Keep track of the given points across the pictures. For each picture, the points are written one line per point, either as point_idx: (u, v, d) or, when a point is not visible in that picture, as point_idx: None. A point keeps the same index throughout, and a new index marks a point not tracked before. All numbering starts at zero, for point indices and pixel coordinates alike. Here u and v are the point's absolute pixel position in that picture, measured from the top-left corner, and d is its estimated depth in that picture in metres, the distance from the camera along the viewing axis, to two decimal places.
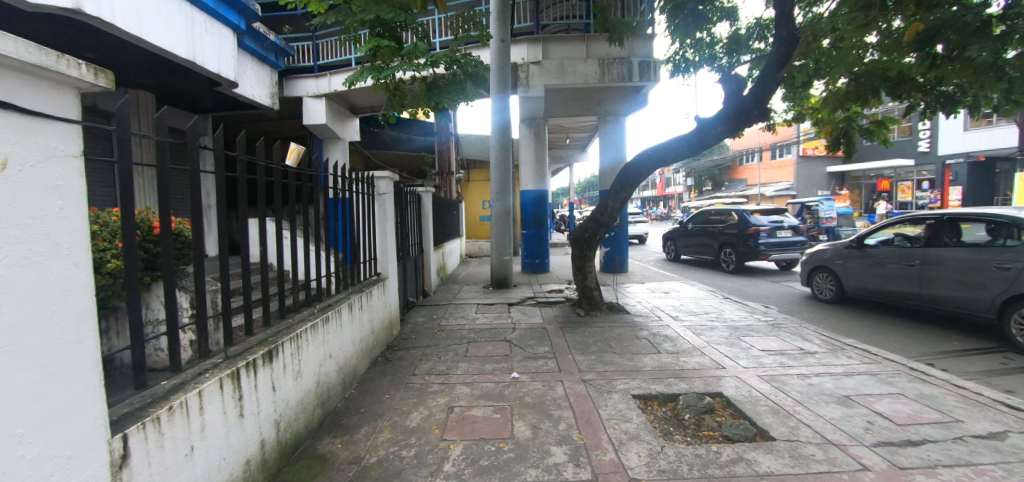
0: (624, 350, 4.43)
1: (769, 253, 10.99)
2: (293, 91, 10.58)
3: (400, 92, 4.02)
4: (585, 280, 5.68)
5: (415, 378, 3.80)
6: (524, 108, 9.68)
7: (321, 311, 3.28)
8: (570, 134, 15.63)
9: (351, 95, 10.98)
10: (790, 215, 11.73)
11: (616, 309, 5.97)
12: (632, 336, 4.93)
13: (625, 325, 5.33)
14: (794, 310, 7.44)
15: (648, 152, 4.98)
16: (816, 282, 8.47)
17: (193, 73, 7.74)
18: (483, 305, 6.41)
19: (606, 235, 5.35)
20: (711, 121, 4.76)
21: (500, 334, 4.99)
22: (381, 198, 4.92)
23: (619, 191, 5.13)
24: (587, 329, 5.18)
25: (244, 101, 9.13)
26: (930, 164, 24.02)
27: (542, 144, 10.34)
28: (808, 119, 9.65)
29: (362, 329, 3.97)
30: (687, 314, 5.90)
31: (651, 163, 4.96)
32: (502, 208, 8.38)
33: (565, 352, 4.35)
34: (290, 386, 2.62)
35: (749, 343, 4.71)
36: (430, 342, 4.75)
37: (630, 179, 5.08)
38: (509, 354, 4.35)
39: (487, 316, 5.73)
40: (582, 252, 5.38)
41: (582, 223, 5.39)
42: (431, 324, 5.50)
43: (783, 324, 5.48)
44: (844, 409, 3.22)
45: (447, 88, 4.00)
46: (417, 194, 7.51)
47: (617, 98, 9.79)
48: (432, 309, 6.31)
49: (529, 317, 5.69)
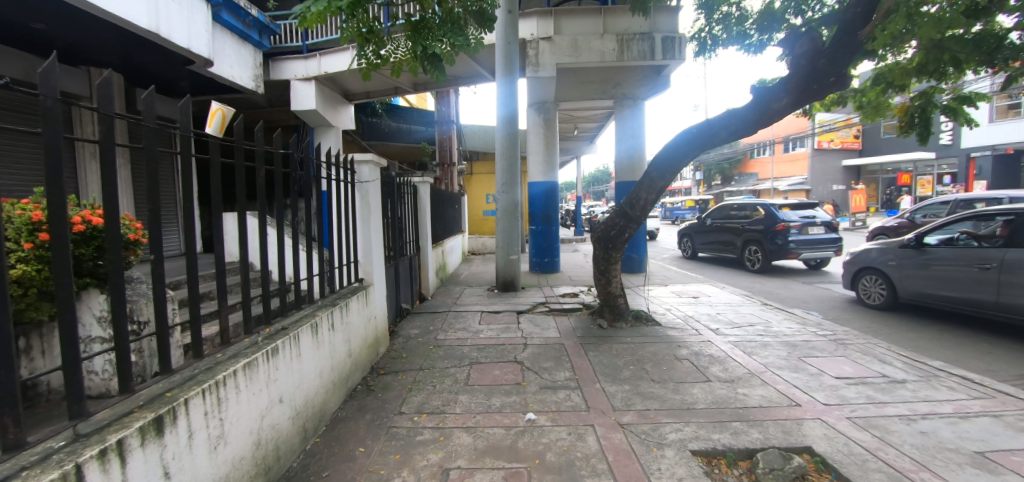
0: (665, 378, 3.54)
1: (800, 252, 10.02)
2: (280, 74, 9.69)
3: (377, 37, 3.16)
4: (609, 285, 4.79)
5: (401, 419, 2.92)
6: (534, 90, 8.70)
7: (269, 340, 2.38)
8: (579, 123, 14.69)
9: (344, 78, 10.04)
10: (821, 210, 10.75)
11: (645, 320, 5.06)
12: (669, 356, 4.04)
13: (659, 341, 4.41)
14: (841, 318, 6.51)
15: (689, 130, 4.05)
16: (861, 286, 7.52)
17: (160, 49, 6.79)
18: (487, 313, 5.53)
19: (637, 232, 4.40)
20: (773, 92, 3.80)
21: (509, 352, 4.11)
22: (364, 188, 3.92)
23: (656, 179, 4.14)
24: (613, 345, 4.29)
25: (222, 81, 8.19)
26: (954, 157, 22.91)
27: (552, 131, 9.36)
28: (849, 104, 8.62)
29: (334, 356, 3.07)
30: (729, 326, 4.99)
31: (696, 144, 4.00)
32: (508, 203, 7.47)
33: (590, 380, 3.47)
34: (201, 463, 1.73)
35: (818, 368, 3.81)
36: (424, 364, 3.88)
37: (670, 166, 4.10)
38: (522, 382, 3.46)
39: (493, 328, 4.84)
40: (607, 252, 4.49)
41: (608, 217, 4.47)
42: (426, 338, 4.63)
43: (847, 340, 4.57)
44: (991, 477, 2.30)
45: (441, 34, 3.07)
46: (413, 186, 6.59)
47: (635, 80, 8.84)
48: (429, 318, 5.40)
49: (542, 329, 4.79)
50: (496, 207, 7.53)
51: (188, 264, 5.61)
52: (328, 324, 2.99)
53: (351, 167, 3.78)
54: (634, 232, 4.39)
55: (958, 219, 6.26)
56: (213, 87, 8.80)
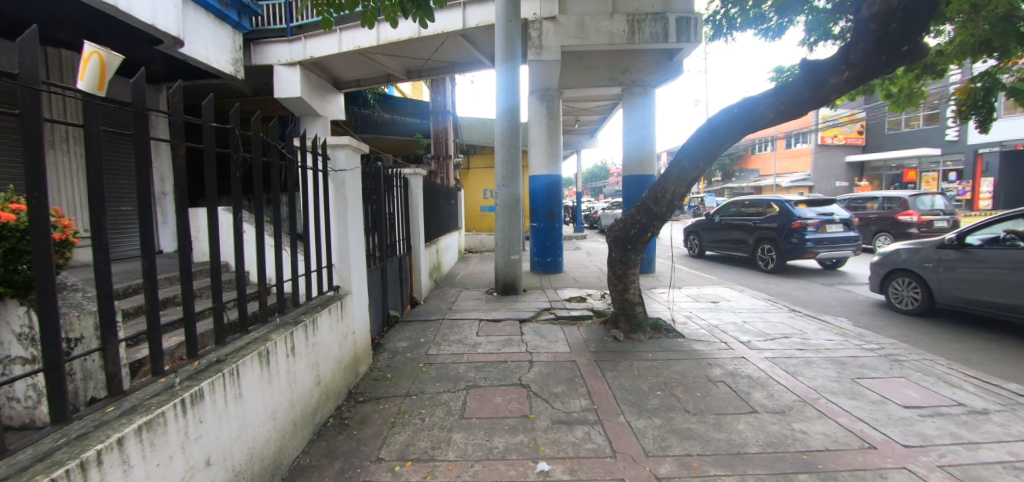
0: (702, 409, 2.94)
1: (817, 251, 9.42)
2: (263, 58, 8.97)
3: None
4: (626, 292, 4.17)
5: (378, 471, 2.29)
6: (535, 77, 8.03)
7: (191, 381, 1.74)
8: (580, 115, 14.04)
9: (331, 63, 9.35)
10: (839, 206, 10.14)
11: (665, 331, 4.47)
12: (701, 377, 3.44)
13: (686, 358, 3.80)
14: (875, 324, 5.93)
15: (725, 110, 3.43)
16: (892, 289, 6.95)
17: (124, 26, 6.07)
18: (486, 322, 4.89)
19: (661, 232, 3.77)
20: (832, 65, 3.18)
21: (511, 373, 3.49)
22: (338, 177, 3.25)
23: (688, 168, 3.50)
24: (633, 363, 3.68)
25: (197, 64, 7.42)
26: (960, 153, 22.49)
27: (556, 121, 8.65)
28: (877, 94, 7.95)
29: (296, 388, 2.45)
30: (760, 338, 4.40)
31: (738, 127, 3.35)
32: (508, 198, 6.83)
33: (613, 413, 2.86)
34: None
35: (880, 395, 3.22)
36: (412, 389, 3.24)
37: (703, 153, 3.46)
38: (531, 414, 2.85)
39: (494, 341, 4.21)
40: (625, 254, 3.89)
41: (628, 214, 3.84)
42: (415, 353, 3.99)
43: (901, 357, 3.97)
44: None
45: None
46: (404, 178, 5.93)
47: (645, 66, 8.22)
48: (419, 327, 4.76)
49: (550, 342, 4.16)
50: (495, 202, 6.89)
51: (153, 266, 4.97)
52: (286, 349, 2.34)
53: (322, 152, 3.11)
54: (658, 230, 3.76)
55: (1003, 216, 5.66)
56: (188, 71, 8.07)
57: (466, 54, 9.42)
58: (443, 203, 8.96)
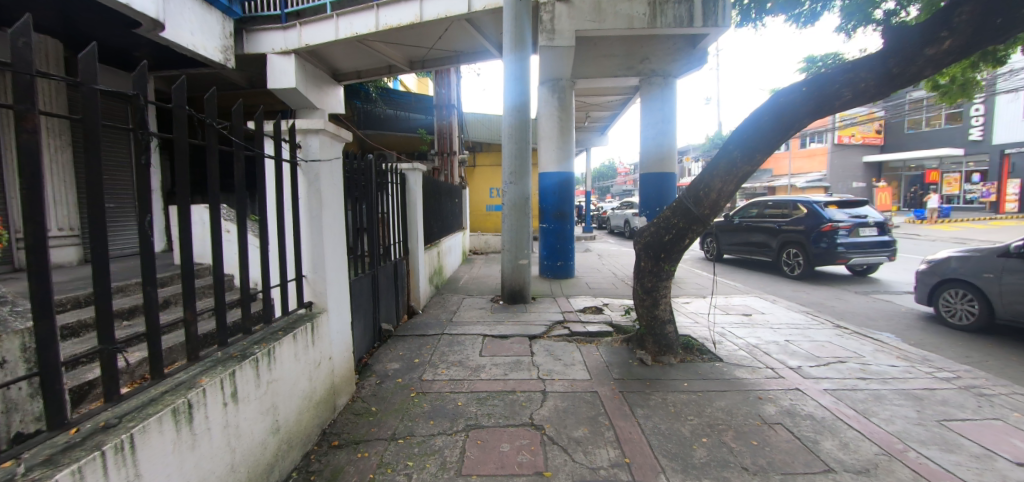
0: (765, 464, 2.31)
1: (849, 257, 8.70)
2: (256, 47, 8.34)
3: None
4: (655, 308, 3.54)
5: None
6: (546, 65, 7.40)
7: (44, 469, 1.14)
8: (590, 110, 13.42)
9: (328, 52, 8.79)
10: (872, 208, 9.40)
11: (698, 353, 3.84)
12: (753, 417, 2.82)
13: (730, 390, 3.18)
14: (929, 341, 5.26)
15: (790, 89, 2.79)
16: (942, 301, 6.24)
17: (98, 9, 5.53)
18: (490, 337, 4.30)
19: (701, 236, 3.13)
20: (928, 28, 2.53)
21: (520, 408, 2.88)
22: (309, 170, 2.63)
23: (739, 160, 2.88)
24: (667, 396, 3.06)
25: (181, 51, 6.86)
26: (984, 154, 21.59)
27: (567, 113, 7.99)
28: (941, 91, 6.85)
29: (240, 444, 1.85)
30: (811, 363, 3.77)
31: (807, 109, 2.72)
32: (516, 197, 6.21)
33: (651, 469, 2.25)
34: None
35: (984, 447, 2.58)
36: (399, 432, 2.62)
37: (762, 139, 2.82)
38: (545, 471, 2.23)
39: (500, 364, 3.60)
40: (657, 264, 3.28)
41: (661, 217, 3.22)
42: (408, 378, 3.38)
43: (988, 391, 3.31)
44: None
45: None
46: (400, 174, 5.32)
47: (665, 54, 7.55)
48: (415, 344, 4.15)
49: (565, 366, 3.55)
50: (502, 202, 6.27)
51: (126, 268, 4.47)
52: (222, 396, 1.75)
53: (288, 138, 2.51)
54: (697, 236, 3.13)
55: None
56: (177, 60, 7.57)
57: (472, 41, 8.79)
58: (447, 202, 8.41)
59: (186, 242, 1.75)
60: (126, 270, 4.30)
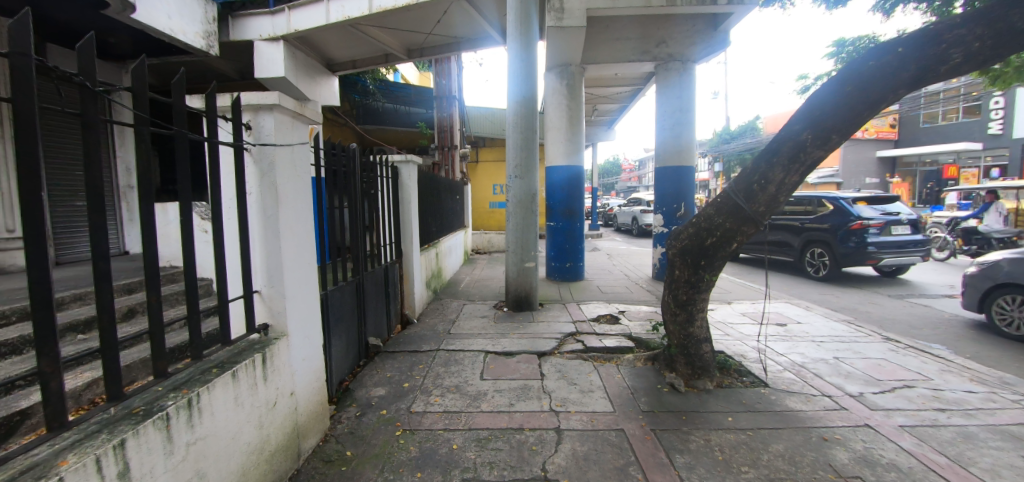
0: None
1: (880, 257, 8.06)
2: (242, 34, 7.70)
3: None
4: (690, 325, 2.97)
5: None
6: (554, 49, 6.78)
7: None
8: (596, 103, 12.80)
9: (319, 38, 8.14)
10: (904, 204, 8.72)
11: (737, 375, 3.28)
12: (824, 467, 2.23)
13: (786, 428, 2.59)
14: (988, 355, 4.64)
15: (881, 50, 2.21)
16: (994, 308, 5.60)
17: None
18: (492, 354, 3.75)
19: (749, 238, 2.57)
20: None
21: (526, 454, 2.31)
22: (262, 158, 2.07)
23: (810, 143, 2.32)
24: (709, 436, 2.49)
25: (158, 36, 6.30)
26: (1004, 148, 20.69)
27: (576, 102, 7.39)
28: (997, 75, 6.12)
29: None
30: (873, 388, 3.18)
31: (907, 75, 2.13)
32: (522, 193, 5.63)
33: None
34: None
35: None
36: None
37: (844, 115, 2.24)
38: None
39: (504, 391, 3.03)
40: (696, 274, 2.71)
41: (702, 215, 2.66)
42: (394, 410, 2.80)
43: None
44: None
45: None
46: (392, 168, 4.76)
47: (684, 37, 6.96)
48: (406, 364, 3.60)
49: (581, 394, 2.98)
50: (506, 198, 5.71)
51: (88, 271, 3.96)
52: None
53: (231, 115, 1.94)
54: (746, 239, 2.58)
55: None
56: (158, 47, 7.03)
57: (475, 26, 8.18)
58: (446, 200, 7.88)
59: (37, 261, 1.16)
60: (88, 275, 3.78)
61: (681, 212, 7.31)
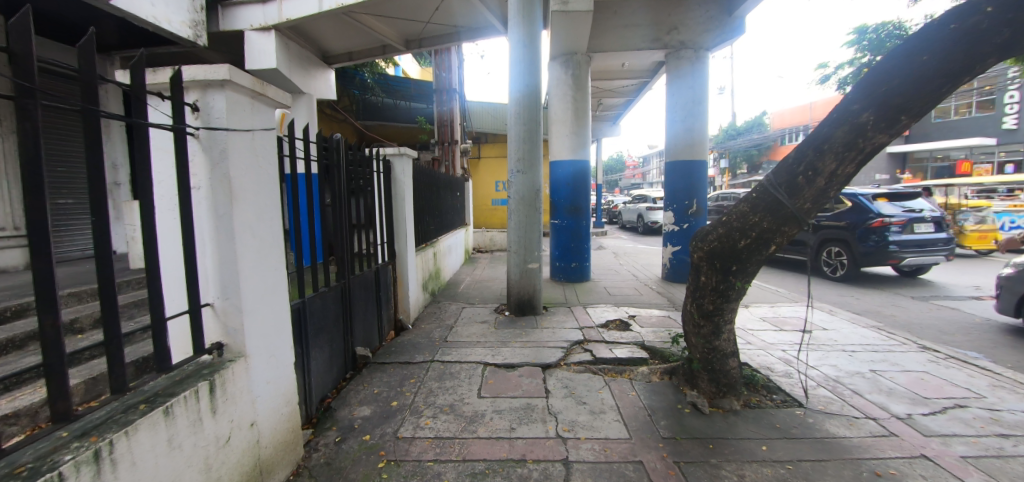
0: None
1: (901, 257, 7.65)
2: (233, 24, 7.33)
3: None
4: (717, 339, 2.62)
5: None
6: (559, 36, 6.40)
7: None
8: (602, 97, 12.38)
9: (313, 27, 7.74)
10: (927, 201, 8.28)
11: (765, 393, 2.92)
12: None
13: (832, 461, 2.21)
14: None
15: (961, 11, 1.86)
16: None
17: None
18: (491, 367, 3.40)
19: (790, 239, 2.22)
20: None
21: None
22: (210, 145, 1.72)
23: (871, 127, 2.01)
24: (743, 471, 2.12)
25: (141, 25, 5.88)
26: (1020, 143, 20.04)
27: (582, 93, 7.00)
28: None
29: None
30: (921, 409, 2.80)
31: (996, 41, 1.78)
32: (524, 189, 5.28)
33: None
34: None
35: None
36: None
37: (913, 92, 1.92)
38: None
39: (505, 413, 2.68)
40: (725, 281, 2.38)
41: (735, 212, 2.33)
42: (377, 436, 2.46)
43: None
44: None
45: None
46: (385, 162, 4.42)
47: (697, 23, 6.59)
48: (396, 378, 3.26)
49: (592, 415, 2.63)
50: (508, 195, 5.35)
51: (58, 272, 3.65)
52: None
53: (169, 93, 1.59)
54: (786, 240, 2.26)
55: None
56: (143, 37, 6.70)
57: (476, 14, 7.81)
58: (446, 197, 7.56)
59: None
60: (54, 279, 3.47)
61: (693, 209, 6.91)
